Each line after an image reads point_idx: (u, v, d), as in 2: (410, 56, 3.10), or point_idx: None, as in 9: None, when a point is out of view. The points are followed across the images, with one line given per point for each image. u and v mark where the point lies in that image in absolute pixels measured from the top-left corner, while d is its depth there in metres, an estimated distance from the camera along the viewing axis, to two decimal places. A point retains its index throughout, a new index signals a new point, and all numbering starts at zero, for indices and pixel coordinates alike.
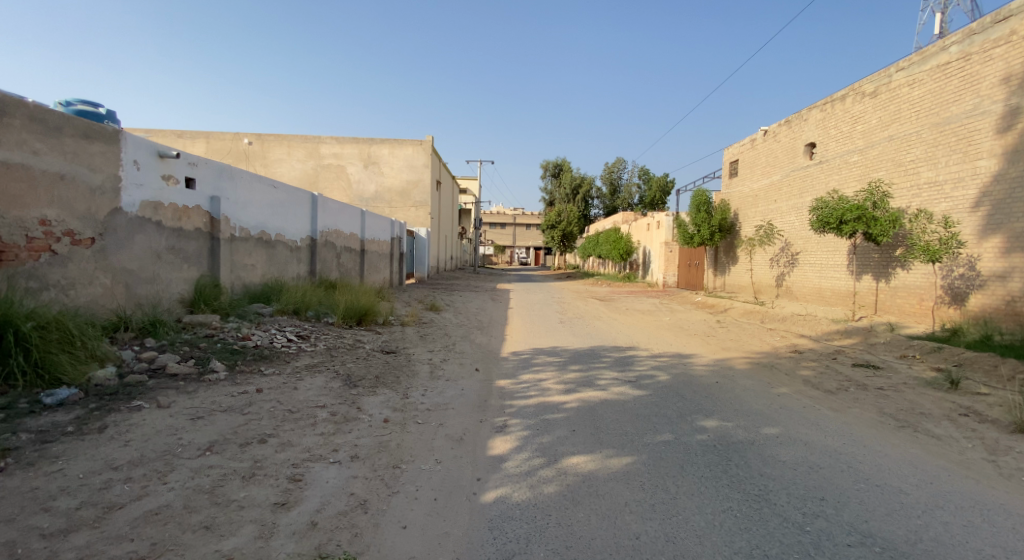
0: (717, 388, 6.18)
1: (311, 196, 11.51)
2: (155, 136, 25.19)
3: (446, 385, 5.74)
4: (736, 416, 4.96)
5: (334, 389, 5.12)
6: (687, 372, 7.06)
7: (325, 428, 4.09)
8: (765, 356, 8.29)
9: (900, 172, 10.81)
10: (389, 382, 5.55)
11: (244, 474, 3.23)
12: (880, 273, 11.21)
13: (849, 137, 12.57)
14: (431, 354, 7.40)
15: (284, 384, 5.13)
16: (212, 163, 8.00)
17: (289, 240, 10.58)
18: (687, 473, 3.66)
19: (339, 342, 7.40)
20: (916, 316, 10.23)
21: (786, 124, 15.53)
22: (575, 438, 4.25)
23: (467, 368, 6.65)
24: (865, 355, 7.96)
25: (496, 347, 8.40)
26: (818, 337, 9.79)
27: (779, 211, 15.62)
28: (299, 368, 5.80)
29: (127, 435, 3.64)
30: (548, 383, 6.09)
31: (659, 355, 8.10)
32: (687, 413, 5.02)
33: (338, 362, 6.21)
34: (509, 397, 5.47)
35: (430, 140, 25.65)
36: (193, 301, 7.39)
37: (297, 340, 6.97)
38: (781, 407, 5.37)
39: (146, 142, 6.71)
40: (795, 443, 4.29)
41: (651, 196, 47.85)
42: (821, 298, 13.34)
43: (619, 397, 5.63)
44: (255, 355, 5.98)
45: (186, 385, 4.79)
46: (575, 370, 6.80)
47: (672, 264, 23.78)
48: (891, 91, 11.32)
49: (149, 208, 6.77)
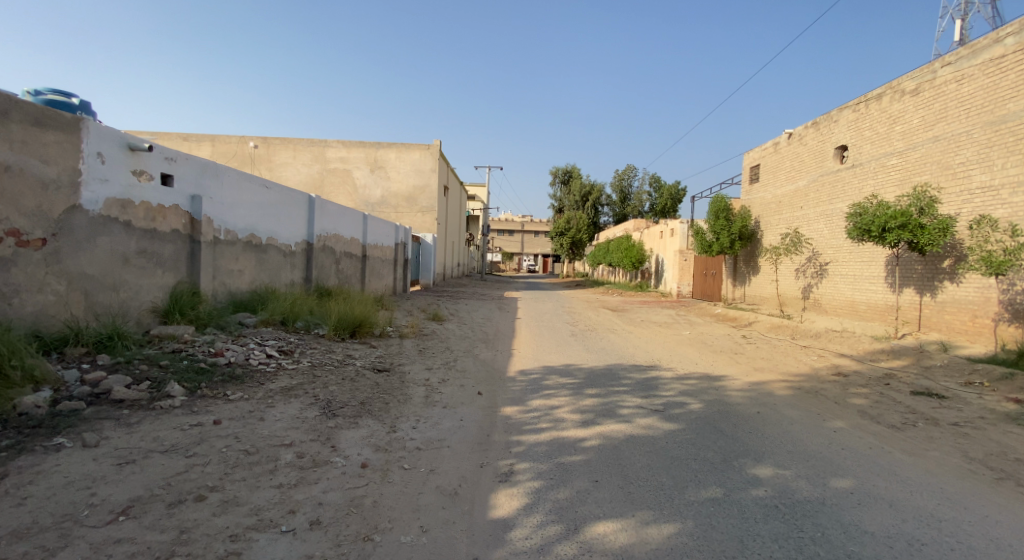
0: (762, 422, 5.28)
1: (307, 197, 10.72)
2: (160, 139, 24.73)
3: (443, 414, 4.89)
4: (794, 462, 4.17)
5: (309, 420, 4.29)
6: (721, 399, 6.16)
7: (285, 478, 3.26)
8: (806, 379, 7.39)
9: (949, 175, 9.89)
10: (376, 412, 4.70)
11: (159, 556, 2.45)
12: (925, 286, 10.32)
13: (886, 139, 11.66)
14: (429, 373, 6.53)
15: (249, 413, 4.29)
16: (193, 158, 7.17)
17: (282, 244, 9.81)
18: (749, 553, 2.85)
19: (326, 358, 6.56)
20: (969, 335, 9.32)
21: (813, 127, 14.63)
22: (599, 495, 3.42)
23: (469, 391, 5.80)
24: (923, 381, 7.18)
25: (503, 364, 7.55)
26: (861, 356, 8.89)
27: (805, 219, 14.68)
28: (274, 391, 4.97)
29: (27, 489, 2.86)
30: (562, 413, 5.20)
31: (686, 377, 7.23)
32: (734, 456, 4.23)
33: (320, 384, 5.36)
34: (516, 431, 4.61)
35: (438, 144, 24.90)
36: (167, 310, 6.61)
37: (277, 357, 6.13)
38: (847, 450, 4.59)
39: (113, 132, 5.87)
40: (877, 507, 3.52)
41: (662, 203, 46.83)
42: (856, 312, 12.39)
43: (647, 433, 4.74)
44: (224, 375, 5.14)
45: (130, 415, 3.99)
46: (593, 396, 5.92)
47: (688, 273, 22.83)
48: (937, 88, 10.39)
49: (117, 206, 5.95)
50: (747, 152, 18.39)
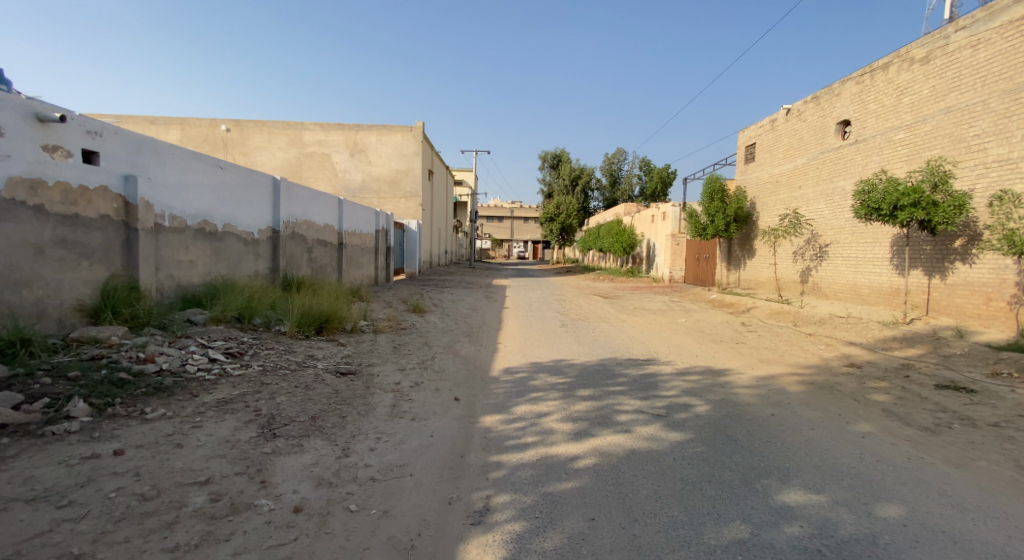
0: (781, 428, 4.57)
1: (271, 180, 9.82)
2: (126, 122, 23.44)
3: (410, 429, 4.10)
4: (829, 483, 3.48)
5: (239, 444, 3.48)
6: (729, 398, 5.46)
7: (184, 537, 2.49)
8: (817, 373, 6.73)
9: (962, 149, 9.26)
10: (327, 430, 3.90)
11: None
12: (934, 268, 9.75)
13: (893, 111, 10.99)
14: (401, 376, 5.73)
15: (166, 437, 3.47)
16: (125, 133, 6.27)
17: (242, 231, 8.94)
18: None
19: (283, 361, 5.74)
20: (983, 319, 8.75)
21: (813, 101, 13.92)
22: (598, 542, 2.69)
23: (444, 398, 5.02)
24: (945, 372, 6.58)
25: (486, 362, 6.79)
26: (872, 345, 8.26)
27: (804, 198, 14.01)
28: (206, 405, 4.14)
29: None
30: (550, 422, 4.45)
31: (688, 372, 6.52)
32: (755, 476, 3.53)
33: (266, 395, 4.53)
34: (496, 449, 3.84)
35: (421, 126, 23.87)
36: (96, 309, 5.75)
37: (223, 361, 5.29)
38: (884, 463, 3.92)
39: (15, 100, 4.98)
40: (940, 543, 2.86)
41: (651, 187, 46.24)
42: (859, 296, 11.80)
43: (650, 445, 4.02)
44: (149, 387, 4.30)
45: (6, 447, 3.17)
46: (585, 398, 5.19)
47: (680, 258, 22.15)
48: (950, 55, 9.72)
49: (23, 187, 5.09)
50: (743, 130, 17.65)
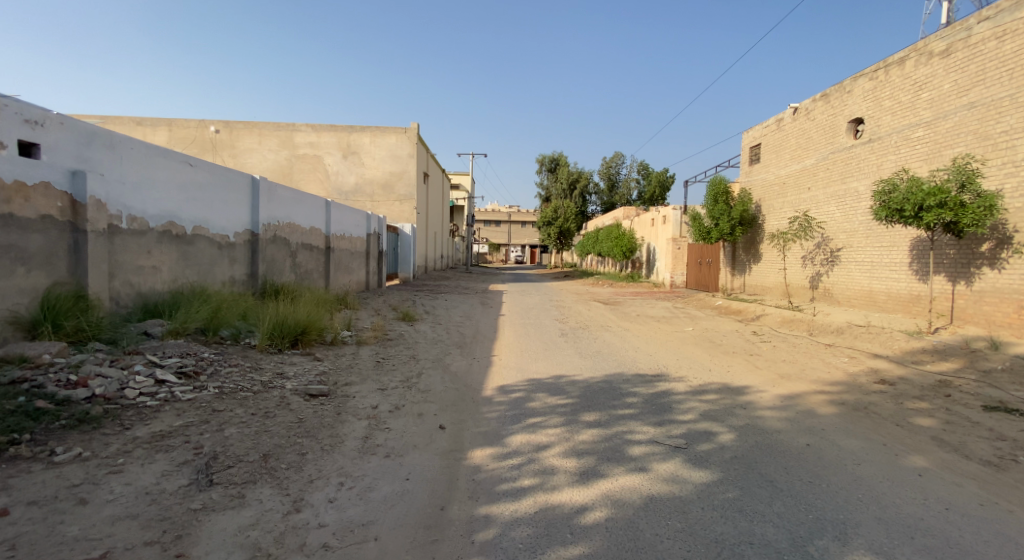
0: (822, 464, 3.88)
1: (249, 179, 9.10)
2: (111, 123, 22.73)
3: (382, 471, 3.38)
4: (900, 546, 2.80)
5: (161, 498, 2.78)
6: (754, 423, 4.76)
7: None
8: (847, 390, 6.05)
9: (989, 146, 8.63)
10: (279, 475, 3.19)
11: None
12: (958, 274, 9.11)
13: (910, 108, 10.37)
14: (380, 399, 5.01)
15: (69, 490, 2.75)
16: (72, 123, 5.56)
17: (215, 233, 8.22)
18: None
19: (247, 382, 5.01)
20: (1015, 329, 8.11)
21: (821, 100, 13.33)
22: None
23: (428, 427, 4.31)
24: (989, 390, 5.91)
25: (478, 379, 6.08)
26: (900, 358, 7.60)
27: (814, 200, 13.38)
28: (137, 442, 3.42)
29: None
30: (551, 459, 3.74)
31: (703, 390, 5.83)
32: (807, 535, 2.86)
33: (213, 427, 3.80)
34: (486, 497, 3.15)
35: (415, 127, 23.24)
36: (34, 322, 5.04)
37: (172, 384, 4.55)
38: (955, 512, 3.24)
39: None
40: None
41: (651, 192, 45.69)
42: (875, 303, 11.15)
43: (671, 491, 3.32)
44: (71, 417, 3.58)
45: None
46: (589, 425, 4.48)
47: (681, 262, 21.49)
48: (972, 48, 9.12)
49: None
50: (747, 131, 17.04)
